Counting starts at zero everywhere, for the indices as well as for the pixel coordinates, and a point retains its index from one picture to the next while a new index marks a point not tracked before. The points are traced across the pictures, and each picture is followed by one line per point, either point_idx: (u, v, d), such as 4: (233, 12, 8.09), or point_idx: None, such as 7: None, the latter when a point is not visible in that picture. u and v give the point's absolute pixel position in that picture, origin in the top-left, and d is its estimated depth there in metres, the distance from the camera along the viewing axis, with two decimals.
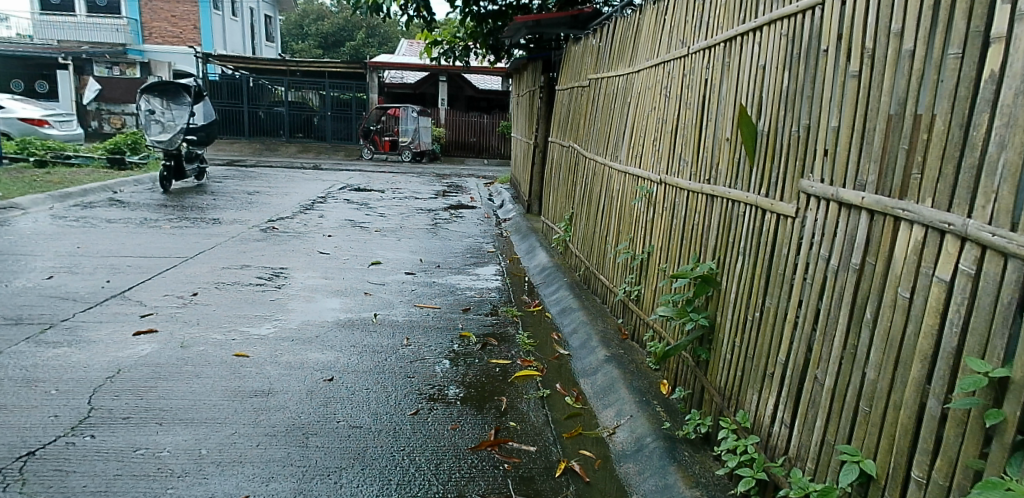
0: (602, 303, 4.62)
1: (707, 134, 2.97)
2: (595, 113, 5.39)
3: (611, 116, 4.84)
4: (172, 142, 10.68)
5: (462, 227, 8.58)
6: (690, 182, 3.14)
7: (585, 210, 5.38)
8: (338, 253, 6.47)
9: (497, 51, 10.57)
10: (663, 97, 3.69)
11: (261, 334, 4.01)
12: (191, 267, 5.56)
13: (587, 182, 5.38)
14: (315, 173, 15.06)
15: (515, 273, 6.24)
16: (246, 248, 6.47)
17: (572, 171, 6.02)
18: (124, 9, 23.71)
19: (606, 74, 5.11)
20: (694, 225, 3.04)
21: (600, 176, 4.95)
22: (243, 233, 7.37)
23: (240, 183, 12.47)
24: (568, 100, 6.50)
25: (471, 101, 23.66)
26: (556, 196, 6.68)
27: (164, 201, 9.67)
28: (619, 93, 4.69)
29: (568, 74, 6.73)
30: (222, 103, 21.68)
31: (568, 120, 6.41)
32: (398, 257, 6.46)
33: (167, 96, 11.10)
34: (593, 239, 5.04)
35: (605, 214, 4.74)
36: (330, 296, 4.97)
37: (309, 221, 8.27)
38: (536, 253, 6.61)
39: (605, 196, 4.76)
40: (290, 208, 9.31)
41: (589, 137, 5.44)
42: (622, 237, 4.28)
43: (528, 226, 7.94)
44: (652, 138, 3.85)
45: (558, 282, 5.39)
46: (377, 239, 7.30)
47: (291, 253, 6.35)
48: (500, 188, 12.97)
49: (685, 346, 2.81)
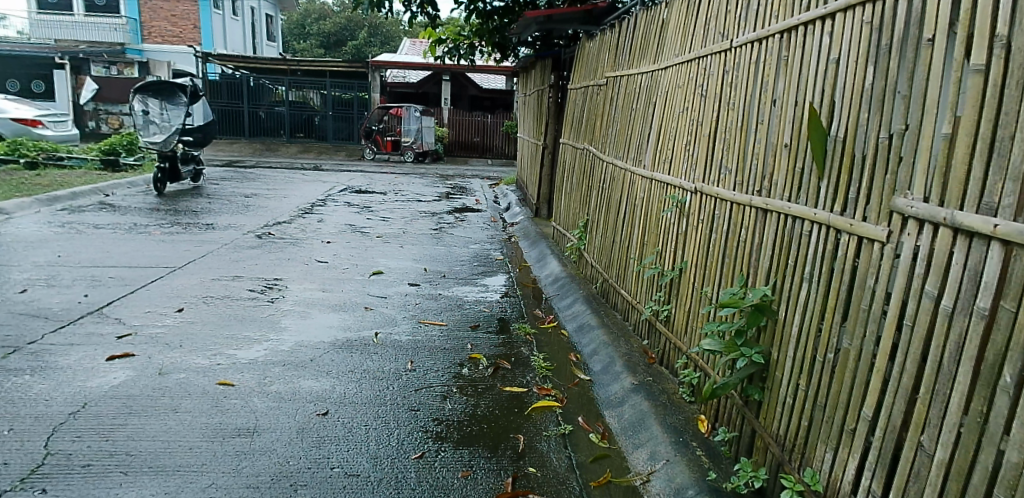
0: (623, 321, 4.23)
1: (757, 139, 2.61)
2: (613, 113, 5.01)
3: (633, 117, 4.48)
4: (167, 144, 10.27)
5: (467, 232, 8.20)
6: (734, 192, 2.78)
7: (602, 218, 5.00)
8: (337, 262, 6.09)
9: (503, 48, 10.16)
10: (697, 97, 3.33)
11: (250, 358, 3.63)
12: (179, 278, 5.20)
13: (604, 188, 5.01)
14: (315, 175, 14.67)
15: (526, 283, 5.85)
16: (240, 257, 6.10)
17: (587, 175, 5.64)
18: (123, 8, 23.40)
19: (626, 72, 4.75)
20: (741, 241, 2.69)
21: (620, 182, 4.59)
22: (237, 240, 6.99)
23: (238, 185, 12.11)
24: (582, 99, 6.12)
25: (474, 100, 23.27)
26: (569, 202, 6.30)
27: (156, 205, 9.30)
28: (642, 92, 4.33)
29: (581, 73, 6.35)
30: (220, 103, 21.27)
31: (582, 121, 6.04)
32: (401, 266, 6.08)
33: (164, 96, 10.85)
34: (612, 250, 4.66)
35: (626, 223, 4.37)
36: (327, 311, 4.59)
37: (307, 227, 7.89)
38: (547, 261, 6.22)
39: (627, 203, 4.39)
40: (289, 213, 8.94)
41: (607, 139, 5.07)
42: (646, 249, 3.92)
43: (538, 232, 7.56)
44: (683, 142, 3.49)
45: (574, 295, 5.00)
46: (378, 246, 6.92)
47: (287, 262, 5.98)
48: (505, 189, 12.57)
49: (734, 384, 2.42)
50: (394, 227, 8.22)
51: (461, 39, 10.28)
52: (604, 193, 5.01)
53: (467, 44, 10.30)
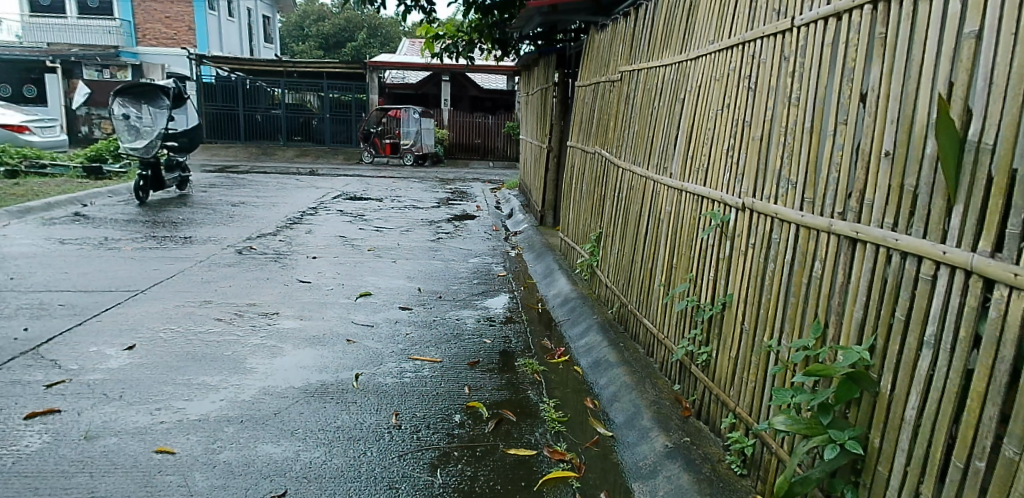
0: (647, 357, 3.63)
1: (837, 144, 2.03)
2: (630, 113, 4.37)
3: (655, 116, 3.86)
4: (149, 149, 9.71)
5: (467, 243, 7.57)
6: (803, 213, 2.18)
7: (618, 234, 4.38)
8: (322, 282, 5.46)
9: (504, 44, 9.51)
10: (742, 92, 2.71)
11: (200, 414, 3.00)
12: (139, 303, 4.58)
13: (620, 198, 4.40)
14: (310, 180, 14.07)
15: (531, 305, 5.22)
16: (213, 277, 5.47)
17: (599, 182, 5.02)
18: (116, 10, 22.80)
19: (645, 64, 4.14)
20: (815, 278, 2.11)
21: (640, 191, 3.97)
22: (216, 255, 6.37)
23: (227, 192, 11.49)
24: (592, 97, 5.50)
25: (475, 101, 22.63)
26: (578, 212, 5.68)
27: (135, 216, 8.70)
28: (666, 87, 3.70)
29: (591, 69, 5.72)
30: (217, 107, 20.84)
31: (593, 121, 5.41)
32: (392, 286, 5.45)
33: (146, 99, 10.24)
34: (631, 271, 4.06)
35: (648, 240, 3.76)
36: (303, 345, 3.95)
37: (294, 239, 7.27)
38: (556, 279, 5.59)
39: (649, 218, 3.78)
40: (277, 223, 8.32)
41: (623, 142, 4.45)
42: (675, 274, 3.31)
43: (543, 243, 6.96)
44: (721, 146, 2.88)
45: (587, 321, 4.39)
46: (369, 262, 6.29)
47: (265, 283, 5.36)
48: (508, 193, 11.96)
49: (818, 479, 1.81)
50: (388, 238, 7.61)
51: (460, 35, 9.65)
52: (620, 203, 4.39)
53: (467, 41, 9.67)
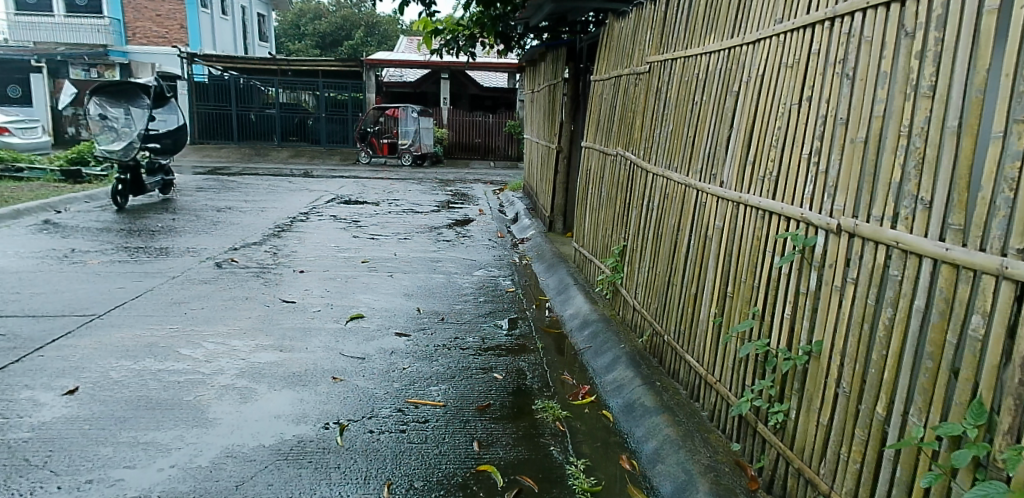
0: (693, 401, 3.04)
1: (1010, 150, 1.48)
2: (664, 108, 3.80)
3: (697, 112, 3.31)
4: (128, 152, 9.06)
5: (470, 252, 6.96)
6: (950, 244, 1.62)
7: (651, 249, 3.82)
8: (308, 302, 4.84)
9: (507, 39, 8.89)
10: (833, 80, 2.15)
11: (142, 489, 2.39)
12: (94, 331, 3.97)
13: (653, 208, 3.84)
14: (303, 182, 13.45)
15: (546, 327, 4.60)
16: (185, 297, 4.85)
17: (624, 189, 4.44)
18: (105, 9, 21.98)
19: (682, 53, 3.56)
20: (973, 334, 1.55)
21: (680, 201, 3.41)
22: (192, 269, 5.75)
23: (215, 196, 10.86)
24: (612, 92, 4.92)
25: (475, 99, 22.00)
26: (596, 221, 5.10)
27: (111, 223, 8.08)
28: (712, 78, 3.14)
29: (609, 61, 5.13)
30: (209, 107, 20.27)
31: (614, 119, 4.83)
32: (387, 306, 4.83)
33: (126, 98, 9.61)
34: (668, 294, 3.50)
35: (692, 260, 3.20)
36: (280, 386, 3.34)
37: (280, 250, 6.66)
38: (572, 297, 4.98)
39: (693, 234, 3.22)
40: (263, 231, 7.69)
41: (656, 143, 3.88)
42: (733, 303, 2.76)
43: (555, 253, 6.37)
44: (799, 148, 2.33)
45: (614, 351, 3.80)
46: (362, 276, 5.68)
47: (244, 304, 4.74)
48: (511, 196, 11.39)
49: None
50: (384, 247, 7.00)
51: (459, 29, 9.04)
52: (652, 214, 3.83)
53: (467, 35, 9.07)
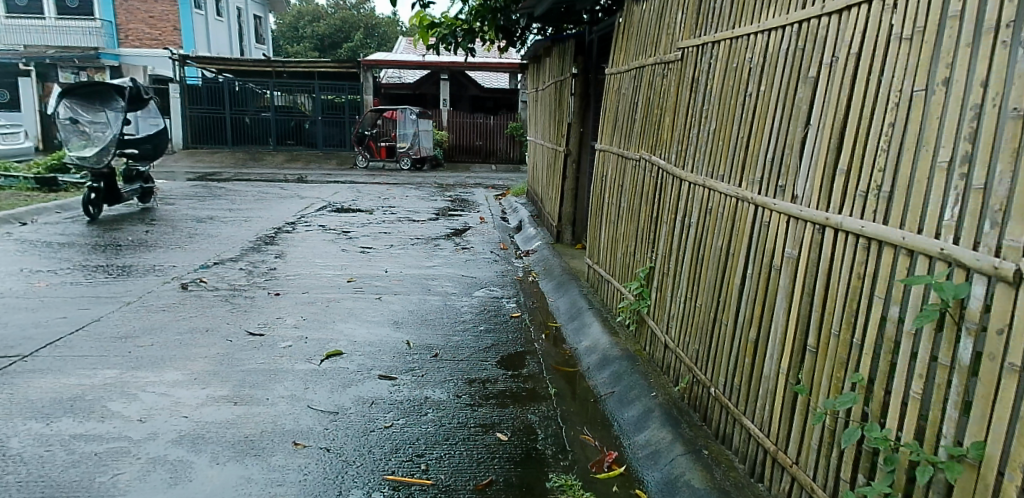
0: (756, 483, 2.35)
1: None
2: (705, 104, 3.14)
3: (754, 104, 2.66)
4: (100, 159, 8.40)
5: (470, 268, 6.25)
6: None
7: (688, 276, 3.14)
8: (278, 334, 4.13)
9: (509, 34, 8.27)
10: (995, 56, 1.51)
11: None
12: (10, 380, 3.28)
13: (690, 226, 3.16)
14: (295, 189, 12.73)
15: (558, 364, 3.89)
16: (135, 329, 4.15)
17: (650, 201, 3.77)
18: (96, 10, 21.35)
19: (730, 34, 2.88)
20: None
21: (730, 218, 2.74)
22: (153, 292, 5.06)
23: (198, 205, 10.16)
24: (633, 86, 4.25)
25: (476, 101, 21.30)
26: (614, 236, 4.41)
27: (78, 236, 7.38)
28: (777, 60, 2.50)
29: (628, 52, 4.45)
30: (202, 110, 19.64)
31: (635, 116, 4.16)
32: (371, 339, 4.12)
33: (99, 100, 8.89)
34: (714, 334, 2.82)
35: (750, 295, 2.53)
36: (224, 458, 2.64)
37: (258, 268, 5.95)
38: (588, 326, 4.27)
39: (749, 261, 2.55)
40: (242, 245, 6.99)
41: (694, 145, 3.21)
42: (818, 360, 2.09)
43: (564, 270, 5.66)
44: (932, 155, 1.69)
45: (645, 401, 3.12)
46: (346, 300, 4.97)
47: (203, 337, 4.04)
48: (515, 202, 10.67)
49: None
50: (374, 263, 6.29)
51: (458, 24, 8.38)
52: (690, 232, 3.16)
53: (467, 31, 8.40)
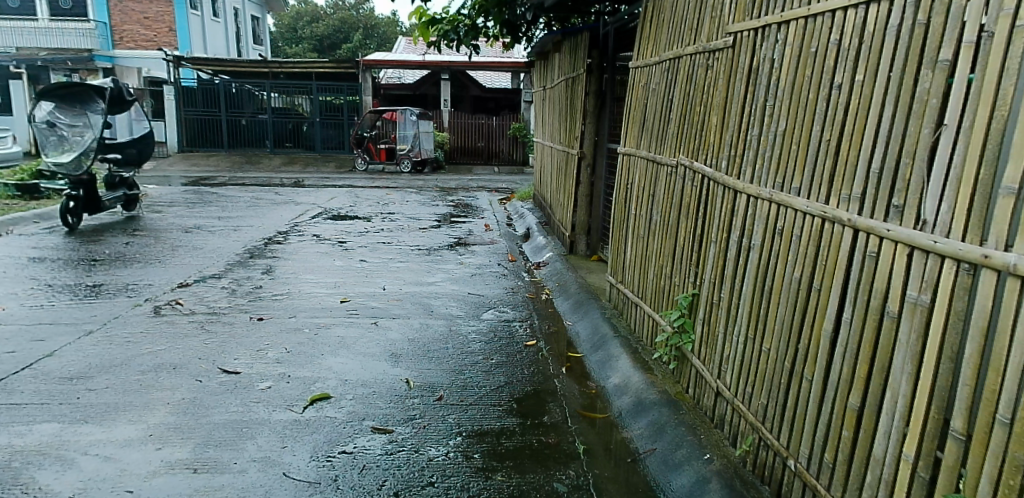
0: None
1: None
2: (770, 100, 2.56)
3: (847, 100, 2.09)
4: (78, 165, 7.80)
5: (476, 284, 5.67)
6: None
7: (751, 311, 2.58)
8: (256, 371, 3.54)
9: (514, 29, 7.63)
10: None
11: None
12: None
13: (753, 249, 2.59)
14: (291, 194, 12.15)
15: (585, 407, 3.32)
16: (90, 365, 3.57)
17: (694, 216, 3.19)
18: (90, 11, 20.78)
19: (811, 10, 2.29)
20: None
21: (814, 245, 2.18)
22: (121, 318, 4.47)
23: (187, 212, 9.59)
24: (667, 78, 3.65)
25: (477, 101, 20.75)
26: (645, 253, 3.83)
27: (50, 249, 6.80)
28: (886, 41, 1.93)
29: (659, 40, 3.85)
30: (197, 112, 19.08)
31: (670, 114, 3.56)
32: (364, 377, 3.53)
33: (77, 102, 8.29)
34: (793, 389, 2.26)
35: (851, 348, 1.97)
36: None
37: (242, 286, 5.37)
38: (615, 360, 3.70)
39: (848, 302, 1.98)
40: (228, 258, 6.41)
41: (754, 150, 2.63)
42: (973, 454, 1.54)
43: (582, 287, 5.07)
44: None
45: (700, 466, 2.55)
46: (337, 326, 4.38)
47: (168, 375, 3.46)
48: (521, 207, 10.10)
49: None
50: (371, 278, 5.72)
51: (460, 19, 7.82)
52: (752, 257, 2.59)
53: (469, 26, 7.84)
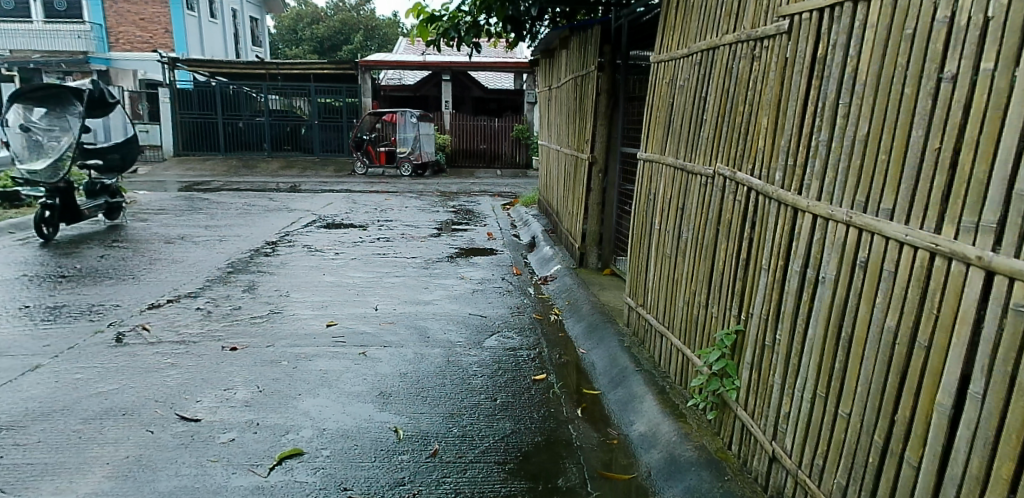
0: None
1: None
2: (849, 98, 2.04)
3: (971, 98, 1.59)
4: (56, 172, 7.28)
5: (479, 303, 5.15)
6: None
7: (821, 361, 2.08)
8: (219, 419, 3.03)
9: (518, 26, 7.08)
10: None
11: None
12: None
13: (824, 283, 2.09)
14: (286, 200, 11.64)
15: (608, 463, 2.81)
16: (26, 412, 3.05)
17: (736, 236, 2.68)
18: (85, 13, 20.27)
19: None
20: None
21: (921, 286, 1.68)
22: (75, 347, 3.94)
23: (173, 221, 9.07)
24: (700, 73, 3.12)
25: (479, 102, 20.26)
26: (672, 276, 3.30)
27: (19, 263, 6.29)
28: None
29: (687, 30, 3.32)
30: (193, 115, 18.58)
31: (704, 115, 3.05)
32: (345, 425, 3.01)
33: (54, 105, 7.75)
34: (887, 471, 1.77)
35: (987, 433, 1.49)
36: None
37: (220, 306, 4.85)
38: (639, 401, 3.19)
39: (979, 369, 1.50)
40: (209, 273, 5.89)
41: (823, 161, 2.13)
42: None
43: (595, 308, 4.54)
44: None
45: None
46: (320, 356, 3.86)
47: (115, 425, 2.94)
48: (525, 213, 9.59)
49: None
50: (363, 297, 5.21)
51: (461, 15, 7.29)
52: (824, 293, 2.09)
53: (470, 23, 7.30)
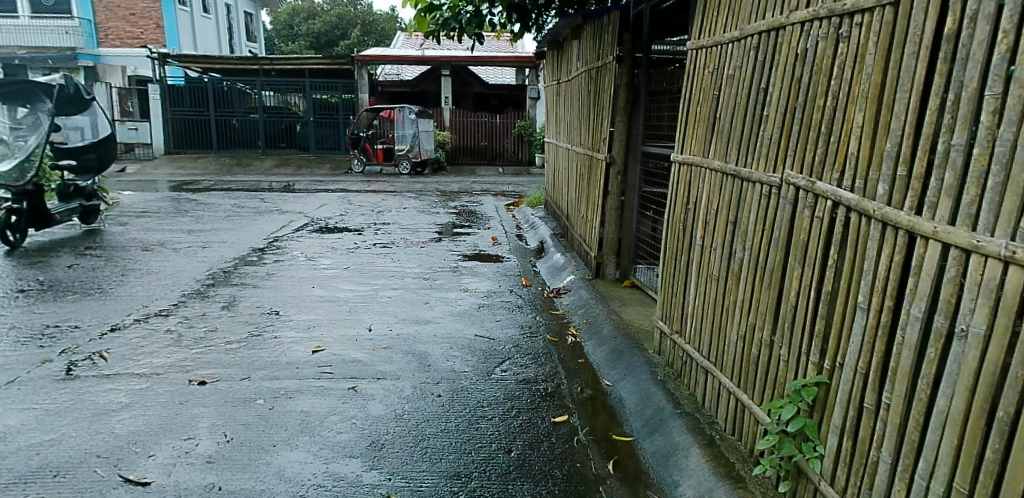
0: None
1: None
2: (1009, 87, 1.48)
3: None
4: (24, 173, 6.71)
5: (485, 321, 4.59)
6: None
7: (963, 445, 1.54)
8: (174, 481, 2.49)
9: (524, 14, 6.49)
10: None
11: None
12: None
13: (965, 340, 1.54)
14: (278, 201, 11.07)
15: None
16: None
17: (817, 262, 2.12)
18: (73, 7, 19.61)
19: None
20: None
21: None
22: (17, 381, 3.40)
23: (157, 225, 8.52)
24: (759, 59, 2.55)
25: (479, 98, 19.67)
26: (722, 304, 2.75)
27: None
28: None
29: (740, 8, 2.74)
30: (184, 112, 18.00)
31: (765, 110, 2.49)
32: (328, 489, 2.46)
33: (18, 101, 7.17)
34: None
35: None
36: None
37: (193, 327, 4.30)
38: (683, 455, 2.64)
39: None
40: (187, 287, 5.33)
41: (961, 171, 1.58)
42: None
43: (618, 329, 3.98)
44: None
45: None
46: (301, 392, 3.31)
47: (43, 492, 2.40)
48: (531, 215, 9.02)
49: None
50: (355, 315, 4.65)
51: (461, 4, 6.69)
52: (965, 354, 1.54)
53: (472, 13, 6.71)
